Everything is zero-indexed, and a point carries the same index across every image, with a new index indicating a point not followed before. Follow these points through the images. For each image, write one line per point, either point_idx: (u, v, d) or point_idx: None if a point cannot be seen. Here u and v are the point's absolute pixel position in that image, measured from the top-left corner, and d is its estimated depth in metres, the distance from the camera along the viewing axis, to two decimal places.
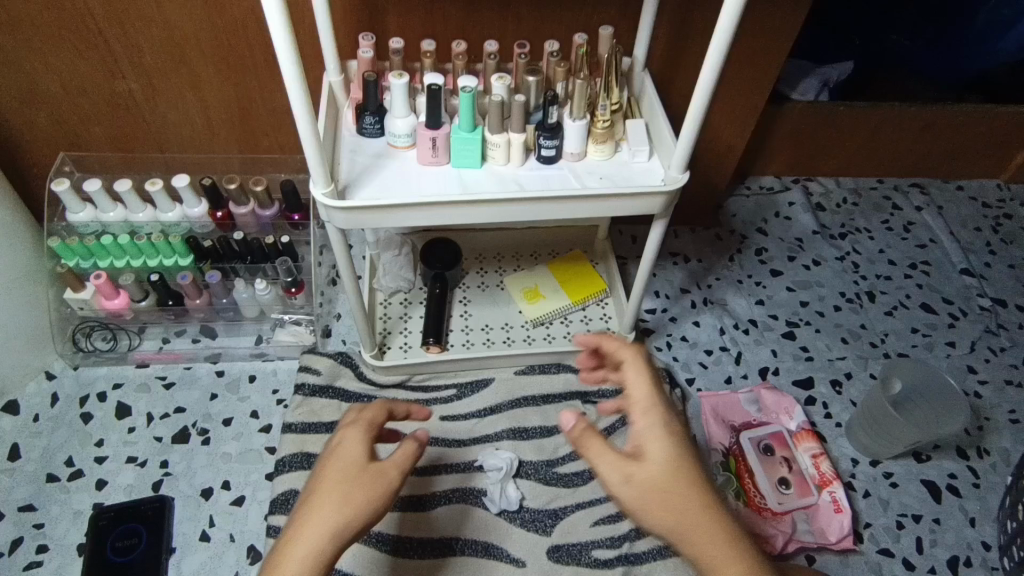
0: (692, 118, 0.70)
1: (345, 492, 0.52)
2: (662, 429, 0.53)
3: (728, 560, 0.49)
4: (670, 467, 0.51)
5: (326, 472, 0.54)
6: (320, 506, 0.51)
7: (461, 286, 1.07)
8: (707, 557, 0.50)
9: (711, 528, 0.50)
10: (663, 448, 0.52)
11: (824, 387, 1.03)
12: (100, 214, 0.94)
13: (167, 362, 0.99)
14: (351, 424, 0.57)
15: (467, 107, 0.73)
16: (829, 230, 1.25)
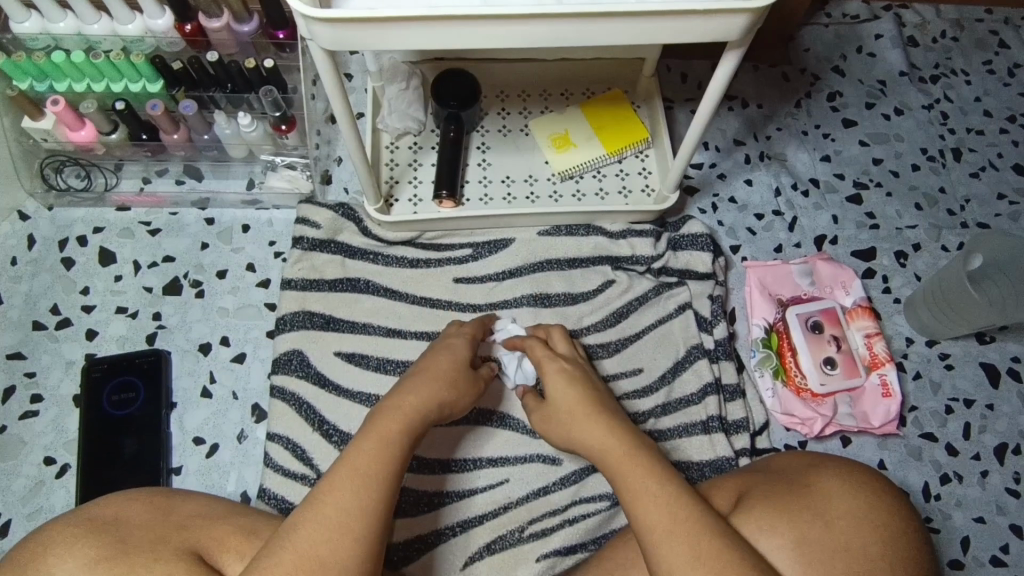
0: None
1: (452, 377, 0.66)
2: (558, 375, 0.69)
3: (641, 468, 0.59)
4: (569, 396, 0.67)
5: (435, 360, 0.67)
6: (430, 382, 0.64)
7: (479, 130, 0.92)
8: (620, 465, 0.60)
9: (614, 443, 0.62)
10: (560, 387, 0.68)
11: (887, 259, 0.91)
12: (50, 25, 0.77)
13: (150, 206, 0.88)
14: (456, 333, 0.73)
15: None
16: (919, 72, 1.05)
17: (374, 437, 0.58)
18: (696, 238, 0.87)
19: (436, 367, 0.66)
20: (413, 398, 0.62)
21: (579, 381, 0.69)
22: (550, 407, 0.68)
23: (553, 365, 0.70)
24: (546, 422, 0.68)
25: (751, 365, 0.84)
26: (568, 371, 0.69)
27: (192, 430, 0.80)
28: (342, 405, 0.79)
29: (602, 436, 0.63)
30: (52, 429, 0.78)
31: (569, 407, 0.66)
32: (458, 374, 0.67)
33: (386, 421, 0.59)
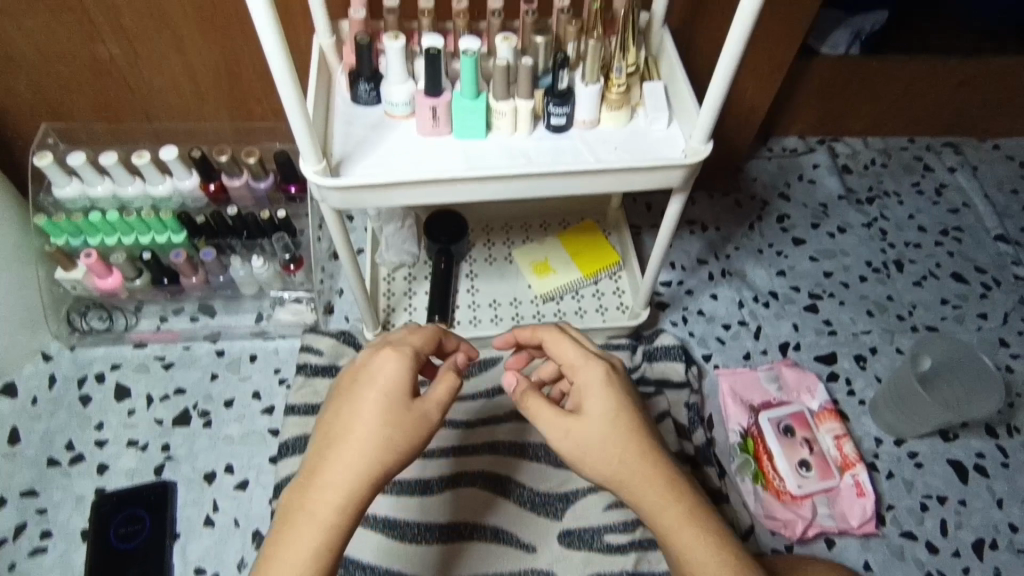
0: (716, 83, 0.63)
1: (388, 427, 0.53)
2: (614, 394, 0.58)
3: (695, 537, 0.55)
4: (605, 432, 0.56)
5: (359, 408, 0.53)
6: (349, 449, 0.52)
7: (467, 260, 1.03)
8: (672, 532, 0.56)
9: (667, 493, 0.56)
10: (614, 414, 0.57)
11: (847, 362, 0.99)
12: (87, 188, 0.88)
13: (166, 342, 0.96)
14: (392, 350, 0.56)
15: (468, 72, 0.67)
16: (855, 195, 1.18)
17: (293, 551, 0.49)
18: (669, 349, 0.94)
19: (357, 440, 0.52)
20: (331, 495, 0.51)
21: (626, 404, 0.58)
22: (580, 431, 0.56)
23: (594, 375, 0.59)
24: (570, 442, 0.56)
25: (731, 470, 0.89)
26: (614, 389, 0.58)
27: (194, 560, 0.81)
28: None
29: (657, 496, 0.56)
30: (58, 565, 0.80)
31: (611, 445, 0.56)
32: (392, 421, 0.53)
33: (299, 537, 0.50)
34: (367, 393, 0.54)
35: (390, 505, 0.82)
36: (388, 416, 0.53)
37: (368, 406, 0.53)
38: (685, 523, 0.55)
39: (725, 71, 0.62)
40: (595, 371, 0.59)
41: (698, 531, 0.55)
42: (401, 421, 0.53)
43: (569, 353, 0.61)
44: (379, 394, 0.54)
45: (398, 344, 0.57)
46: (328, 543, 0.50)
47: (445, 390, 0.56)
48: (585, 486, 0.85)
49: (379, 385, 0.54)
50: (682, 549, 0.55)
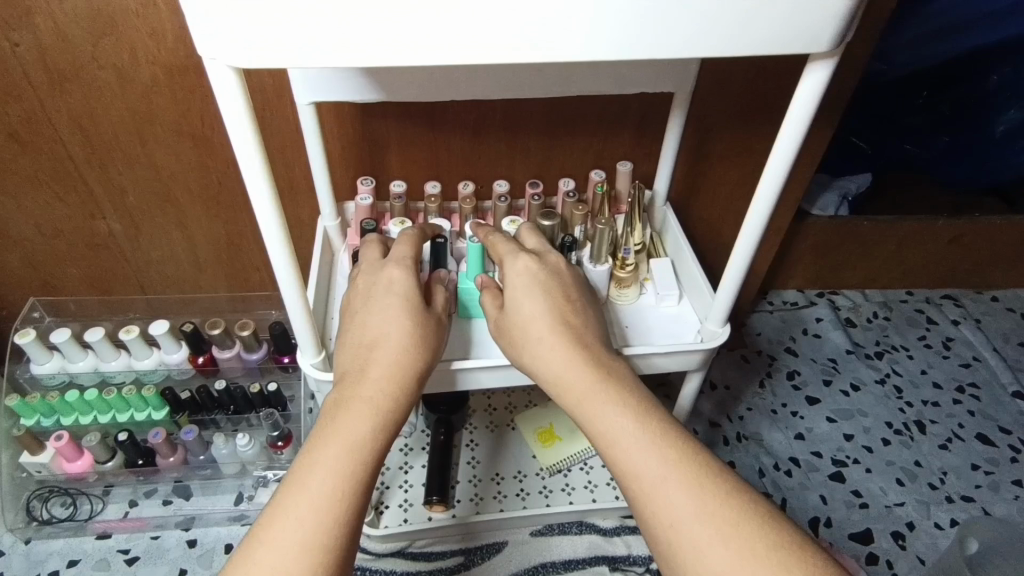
0: (732, 269, 0.62)
1: (411, 317, 0.54)
2: (535, 279, 0.57)
3: (603, 404, 0.50)
4: (524, 311, 0.55)
5: (385, 306, 0.54)
6: (392, 335, 0.52)
7: (467, 427, 0.98)
8: (581, 400, 0.51)
9: (580, 366, 0.52)
10: (530, 296, 0.56)
11: (885, 542, 0.90)
12: (68, 363, 0.84)
13: (132, 531, 0.86)
14: (397, 261, 0.58)
15: (475, 258, 0.66)
16: (863, 349, 1.16)
17: (340, 431, 0.47)
18: None
19: (390, 334, 0.52)
20: (381, 385, 0.50)
21: (549, 287, 0.57)
22: (507, 317, 0.57)
23: (515, 265, 0.58)
24: (502, 331, 0.57)
25: None
26: (533, 274, 0.58)
27: None
28: None
29: (563, 371, 0.52)
30: None
31: (532, 324, 0.55)
32: (415, 313, 0.54)
33: (347, 421, 0.48)
34: (384, 299, 0.55)
35: None
36: (414, 317, 0.54)
37: (388, 303, 0.54)
38: (605, 395, 0.51)
39: (740, 263, 0.61)
40: (518, 264, 0.59)
41: (604, 396, 0.51)
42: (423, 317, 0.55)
43: (503, 249, 0.61)
44: (396, 297, 0.55)
45: (396, 260, 0.58)
46: (383, 429, 0.49)
47: (444, 296, 0.59)
48: None
49: (394, 292, 0.55)
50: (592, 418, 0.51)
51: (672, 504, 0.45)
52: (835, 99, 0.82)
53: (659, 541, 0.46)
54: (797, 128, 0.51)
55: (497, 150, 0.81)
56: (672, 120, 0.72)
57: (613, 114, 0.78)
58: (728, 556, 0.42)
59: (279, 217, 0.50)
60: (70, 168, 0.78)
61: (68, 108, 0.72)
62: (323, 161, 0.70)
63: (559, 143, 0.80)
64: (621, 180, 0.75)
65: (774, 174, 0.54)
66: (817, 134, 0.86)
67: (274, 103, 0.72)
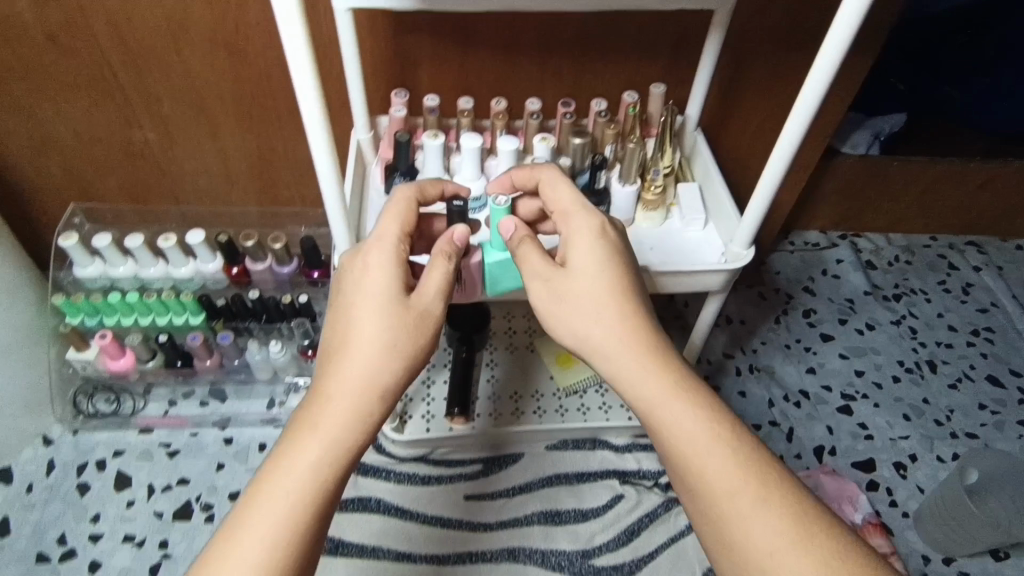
0: (759, 193, 0.62)
1: (383, 325, 0.51)
2: (604, 251, 0.54)
3: (686, 412, 0.51)
4: (595, 291, 0.53)
5: (357, 311, 0.51)
6: (358, 350, 0.50)
7: (487, 347, 1.01)
8: (660, 405, 0.51)
9: (660, 367, 0.52)
10: (600, 273, 0.53)
11: (887, 471, 0.94)
12: (109, 268, 0.88)
13: (172, 427, 0.92)
14: (379, 248, 0.53)
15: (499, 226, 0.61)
16: (882, 291, 1.17)
17: (297, 455, 0.48)
18: None
19: (361, 346, 0.50)
20: (343, 404, 0.49)
21: (612, 265, 0.54)
22: (570, 292, 0.54)
23: (586, 231, 0.55)
24: (558, 307, 0.54)
25: None
26: (607, 243, 0.55)
27: None
28: None
29: (641, 371, 0.52)
30: None
31: (600, 312, 0.53)
32: (388, 320, 0.51)
33: (306, 444, 0.48)
34: (370, 290, 0.52)
35: None
36: (389, 323, 0.51)
37: (361, 308, 0.51)
38: (680, 402, 0.51)
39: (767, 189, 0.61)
40: (588, 227, 0.55)
41: (686, 404, 0.51)
42: (404, 321, 0.51)
43: (565, 200, 0.57)
44: (373, 296, 0.52)
45: (385, 243, 0.54)
46: (340, 454, 0.49)
47: (440, 276, 0.53)
48: None
49: (374, 288, 0.52)
50: (673, 424, 0.50)
51: (757, 522, 0.47)
52: (876, 26, 0.80)
53: (739, 556, 0.47)
54: (839, 45, 0.50)
55: (530, 69, 0.80)
56: (709, 42, 0.72)
57: (650, 34, 0.77)
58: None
59: (323, 114, 0.51)
60: (107, 74, 0.79)
61: (106, 10, 0.73)
62: (358, 72, 0.70)
63: (593, 63, 0.80)
64: (654, 102, 0.75)
65: (808, 99, 0.54)
66: (855, 65, 0.84)
67: (310, 10, 0.71)
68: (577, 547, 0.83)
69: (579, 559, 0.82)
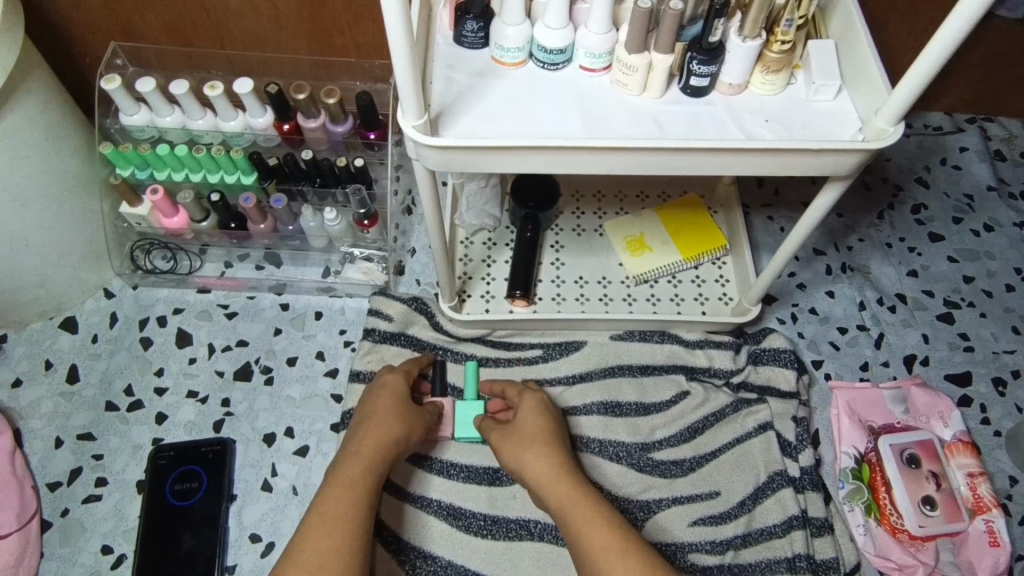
0: (948, 29, 0.48)
1: (402, 413, 0.71)
2: (537, 404, 0.73)
3: (583, 507, 0.62)
4: (528, 424, 0.71)
5: (380, 401, 0.72)
6: (386, 420, 0.70)
7: (553, 228, 0.93)
8: (565, 505, 0.63)
9: (567, 481, 0.64)
10: (535, 416, 0.72)
11: (984, 386, 0.86)
12: (156, 118, 0.82)
13: (230, 289, 0.91)
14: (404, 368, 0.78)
15: (472, 376, 0.80)
16: (1008, 187, 1.02)
17: (341, 488, 0.62)
18: (779, 352, 0.83)
19: (385, 424, 0.69)
20: (360, 459, 0.65)
21: (550, 418, 0.73)
22: (511, 431, 0.70)
23: (530, 395, 0.75)
24: (502, 443, 0.69)
25: (839, 497, 0.78)
26: (544, 405, 0.74)
27: (249, 526, 0.77)
28: (409, 514, 0.77)
29: (549, 480, 0.65)
30: (114, 515, 0.78)
31: (529, 440, 0.68)
32: (407, 409, 0.72)
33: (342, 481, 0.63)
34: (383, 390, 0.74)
35: (459, 493, 0.78)
36: (405, 412, 0.72)
37: (386, 400, 0.73)
38: (586, 502, 0.62)
39: (963, 22, 0.47)
40: (532, 395, 0.75)
41: (584, 497, 0.63)
42: (412, 412, 0.73)
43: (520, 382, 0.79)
44: (395, 396, 0.73)
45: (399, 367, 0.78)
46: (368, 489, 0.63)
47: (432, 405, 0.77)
48: (670, 496, 0.77)
49: (394, 389, 0.74)
50: (571, 523, 0.62)
51: None
52: None
53: None
54: None
55: None
56: None
57: None
58: None
59: None
60: None
61: None
62: None
63: None
64: None
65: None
66: None
67: None
68: (636, 440, 0.80)
69: (637, 451, 0.79)
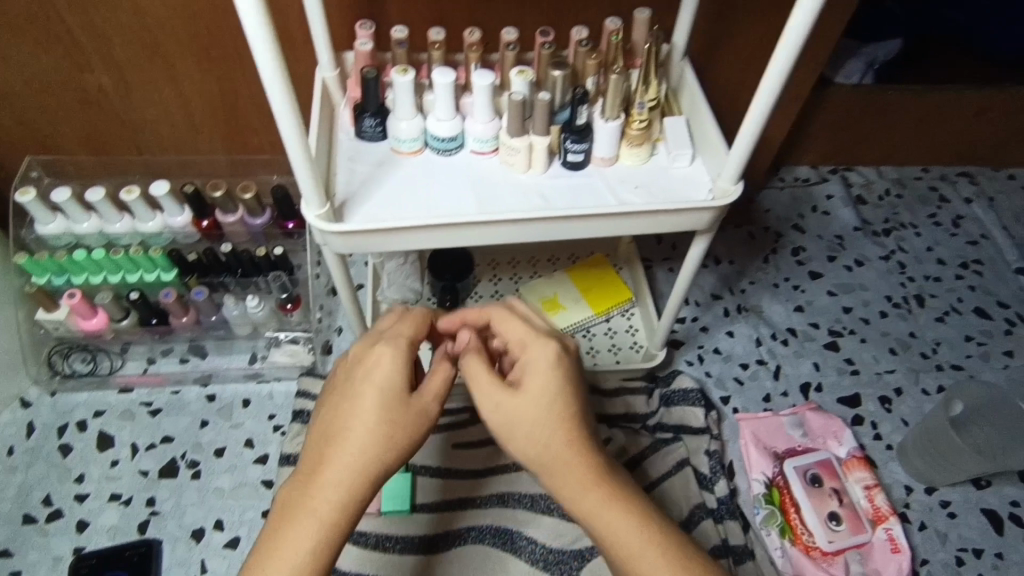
0: (756, 109, 0.58)
1: (384, 425, 0.50)
2: (557, 384, 0.53)
3: (621, 522, 0.51)
4: (539, 408, 0.52)
5: (360, 396, 0.51)
6: (361, 437, 0.49)
7: (473, 296, 0.99)
8: (596, 517, 0.51)
9: (599, 487, 0.51)
10: (551, 395, 0.52)
11: (872, 405, 0.95)
12: (73, 225, 0.84)
13: (153, 386, 0.90)
14: (388, 342, 0.53)
15: None
16: (872, 226, 1.15)
17: (292, 550, 0.47)
18: (687, 393, 0.89)
19: (359, 435, 0.49)
20: (317, 509, 0.48)
21: (571, 391, 0.53)
22: (519, 419, 0.52)
23: (540, 356, 0.54)
24: (505, 429, 0.53)
25: (755, 523, 0.83)
26: (558, 372, 0.53)
27: None
28: None
29: (578, 491, 0.51)
30: None
31: (544, 432, 0.51)
32: (393, 411, 0.50)
33: (296, 531, 0.47)
34: (363, 388, 0.51)
35: (394, 566, 0.78)
36: (386, 417, 0.50)
37: (366, 395, 0.51)
38: (613, 505, 0.51)
39: (765, 102, 0.57)
40: (542, 352, 0.54)
41: (620, 510, 0.51)
42: (405, 416, 0.51)
43: (514, 329, 0.56)
44: (376, 390, 0.51)
45: (391, 339, 0.53)
46: (330, 539, 0.48)
47: (440, 381, 0.54)
48: None
49: (373, 380, 0.51)
50: (607, 538, 0.51)
51: None
52: None
53: None
54: None
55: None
56: None
57: None
58: None
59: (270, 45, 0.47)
60: (51, 13, 0.73)
61: None
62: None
63: None
64: (639, 28, 0.70)
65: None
66: None
67: None
68: None
69: None
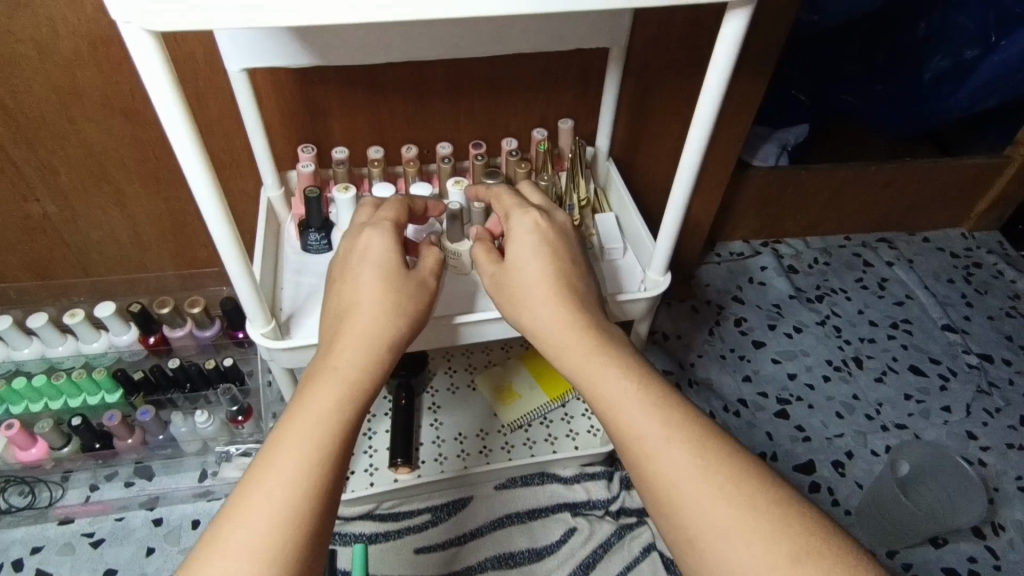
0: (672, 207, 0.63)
1: (386, 291, 0.52)
2: (546, 241, 0.56)
3: (610, 368, 0.49)
4: (531, 266, 0.55)
5: (354, 280, 0.53)
6: (363, 306, 0.51)
7: (429, 390, 0.99)
8: (585, 366, 0.50)
9: (585, 336, 0.51)
10: (540, 256, 0.55)
11: (826, 470, 0.97)
12: (14, 351, 0.84)
13: (95, 515, 0.86)
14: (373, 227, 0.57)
15: (360, 557, 0.76)
16: (805, 294, 1.22)
17: (299, 415, 0.45)
18: None
19: (360, 301, 0.51)
20: (325, 377, 0.47)
21: (555, 249, 0.56)
22: (510, 281, 0.56)
23: (525, 221, 0.58)
24: (501, 297, 0.56)
25: None
26: (541, 229, 0.57)
27: None
28: None
29: (562, 338, 0.51)
30: None
31: (530, 290, 0.54)
32: (393, 281, 0.53)
33: (307, 401, 0.46)
34: (360, 268, 0.54)
35: None
36: (388, 284, 0.53)
37: (362, 273, 0.53)
38: (598, 359, 0.50)
39: (679, 201, 0.62)
40: (526, 220, 0.58)
41: (609, 360, 0.50)
42: (404, 289, 0.53)
43: (510, 202, 0.61)
44: (372, 266, 0.54)
45: (375, 223, 0.58)
46: (348, 404, 0.47)
47: (432, 261, 0.58)
48: None
49: (370, 261, 0.54)
50: (598, 389, 0.49)
51: (677, 465, 0.44)
52: (761, 50, 0.84)
53: (662, 506, 0.45)
54: (716, 87, 0.54)
55: (440, 110, 0.81)
56: (609, 75, 0.74)
57: (555, 70, 0.79)
58: (734, 513, 0.42)
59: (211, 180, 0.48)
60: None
61: None
62: (260, 127, 0.69)
63: (502, 104, 0.82)
64: (564, 137, 0.77)
65: (709, 99, 0.55)
66: (747, 83, 0.88)
67: (206, 71, 0.72)
68: None
69: None
